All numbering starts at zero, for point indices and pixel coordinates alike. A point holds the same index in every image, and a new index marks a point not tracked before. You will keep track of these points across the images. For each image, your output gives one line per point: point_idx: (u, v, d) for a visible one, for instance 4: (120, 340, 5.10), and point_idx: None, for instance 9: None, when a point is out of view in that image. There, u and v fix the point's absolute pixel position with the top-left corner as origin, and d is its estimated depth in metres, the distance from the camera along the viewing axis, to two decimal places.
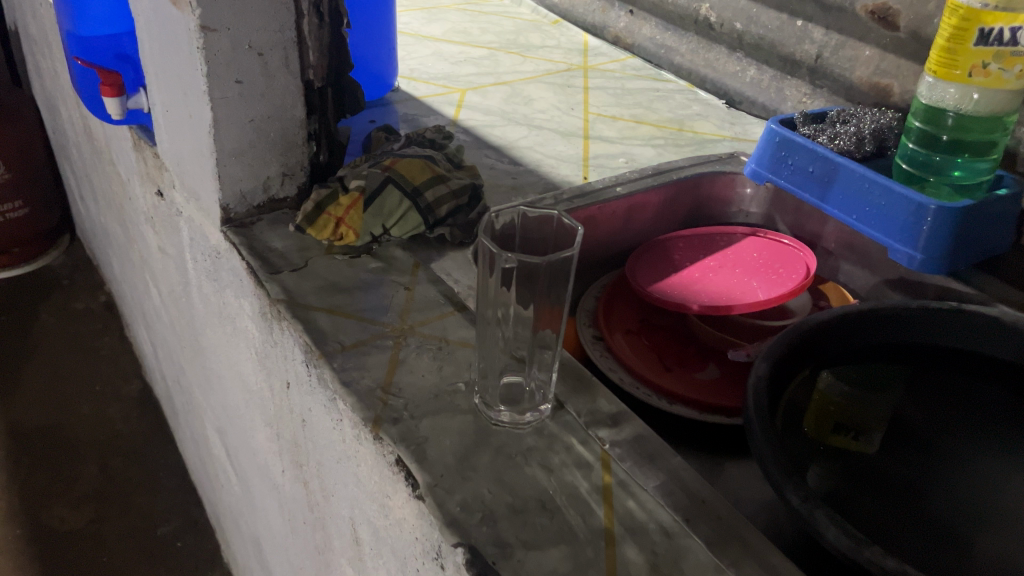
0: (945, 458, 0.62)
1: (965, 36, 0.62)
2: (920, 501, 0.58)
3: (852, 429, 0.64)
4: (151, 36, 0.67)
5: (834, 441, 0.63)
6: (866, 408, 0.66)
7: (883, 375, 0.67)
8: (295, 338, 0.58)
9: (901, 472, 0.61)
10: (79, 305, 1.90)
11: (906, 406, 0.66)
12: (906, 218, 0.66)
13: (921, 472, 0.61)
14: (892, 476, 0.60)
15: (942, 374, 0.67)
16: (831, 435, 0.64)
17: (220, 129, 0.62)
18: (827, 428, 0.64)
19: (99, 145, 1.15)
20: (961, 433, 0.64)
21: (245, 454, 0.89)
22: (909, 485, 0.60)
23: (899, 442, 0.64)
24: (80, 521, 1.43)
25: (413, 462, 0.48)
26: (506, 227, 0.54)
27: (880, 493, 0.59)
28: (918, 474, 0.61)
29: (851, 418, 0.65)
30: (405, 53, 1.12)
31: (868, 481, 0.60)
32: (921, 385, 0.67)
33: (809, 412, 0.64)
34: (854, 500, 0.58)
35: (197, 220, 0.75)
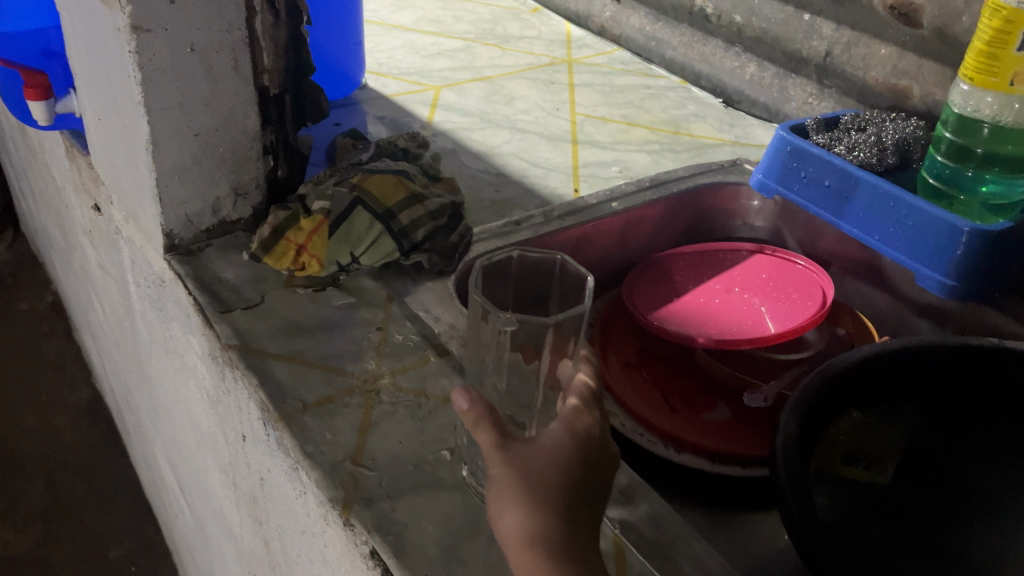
0: (959, 484, 0.58)
1: (1008, 39, 0.55)
2: (939, 541, 0.55)
3: (865, 459, 0.58)
4: (77, 32, 0.58)
5: (847, 473, 0.57)
6: (882, 433, 0.59)
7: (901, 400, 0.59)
8: (250, 393, 0.50)
9: (916, 504, 0.57)
10: (23, 307, 1.78)
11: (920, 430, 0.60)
12: (937, 240, 0.59)
13: (936, 505, 0.57)
14: (908, 512, 0.57)
15: (971, 400, 0.60)
16: (844, 468, 0.57)
17: (158, 145, 0.53)
18: (840, 460, 0.56)
19: (31, 144, 1.04)
20: (977, 453, 0.59)
21: (199, 494, 0.81)
22: (926, 523, 0.56)
23: (911, 470, 0.59)
24: (24, 544, 1.33)
25: (391, 557, 0.40)
26: (500, 271, 0.47)
27: (897, 534, 0.55)
28: (933, 507, 0.57)
29: (865, 447, 0.58)
30: (373, 44, 1.02)
31: (884, 521, 0.55)
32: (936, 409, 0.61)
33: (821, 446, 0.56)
34: (869, 544, 0.54)
35: (138, 242, 0.66)
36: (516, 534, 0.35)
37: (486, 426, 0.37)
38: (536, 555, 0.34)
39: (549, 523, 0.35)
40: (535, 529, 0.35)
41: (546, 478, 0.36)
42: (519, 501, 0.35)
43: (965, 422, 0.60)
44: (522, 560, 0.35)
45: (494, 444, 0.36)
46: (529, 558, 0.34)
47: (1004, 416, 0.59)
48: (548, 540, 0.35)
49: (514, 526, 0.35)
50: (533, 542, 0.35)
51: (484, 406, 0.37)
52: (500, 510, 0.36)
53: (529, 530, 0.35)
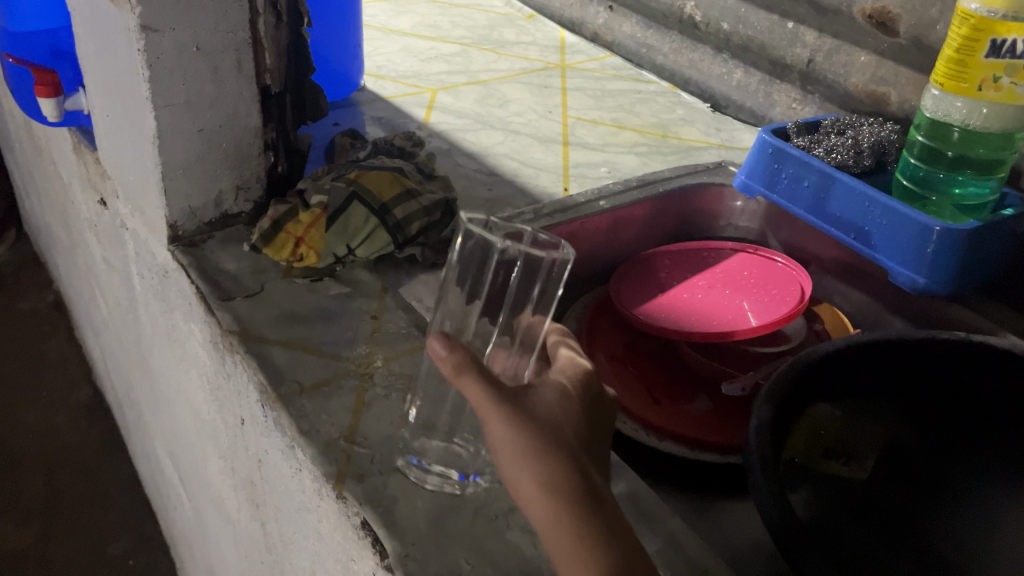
0: (939, 485, 0.60)
1: (976, 46, 0.58)
2: (917, 532, 0.57)
3: (842, 454, 0.61)
4: (87, 32, 0.60)
5: (825, 467, 0.60)
6: (859, 431, 0.62)
7: (876, 400, 0.63)
8: (249, 376, 0.52)
9: (894, 500, 0.59)
10: (25, 305, 1.81)
11: (899, 430, 0.63)
12: (910, 240, 0.62)
13: (915, 503, 0.59)
14: (888, 506, 0.58)
15: (947, 401, 0.63)
16: (822, 462, 0.60)
17: (164, 141, 0.56)
18: (818, 454, 0.60)
19: (38, 143, 1.07)
20: (957, 458, 0.61)
21: (198, 483, 0.83)
22: (904, 517, 0.58)
23: (891, 469, 0.61)
24: (24, 538, 1.35)
25: (382, 527, 0.42)
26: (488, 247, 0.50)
27: (874, 526, 0.57)
28: (912, 504, 0.58)
29: (841, 443, 0.61)
30: (372, 48, 1.05)
31: (864, 512, 0.58)
32: (915, 411, 0.64)
33: (799, 439, 0.60)
34: (849, 533, 0.56)
35: (142, 234, 0.68)
36: (535, 487, 0.35)
37: (473, 377, 0.38)
38: (560, 504, 0.35)
39: (564, 471, 0.36)
40: (552, 477, 0.35)
41: (548, 429, 0.37)
42: (531, 452, 0.36)
43: (944, 426, 0.63)
44: (547, 513, 0.35)
45: (490, 399, 0.38)
46: (553, 508, 0.35)
47: (980, 419, 0.62)
48: (568, 486, 0.35)
49: (530, 480, 0.36)
50: (554, 490, 0.35)
51: (465, 354, 0.39)
52: (515, 467, 0.36)
53: (546, 480, 0.35)
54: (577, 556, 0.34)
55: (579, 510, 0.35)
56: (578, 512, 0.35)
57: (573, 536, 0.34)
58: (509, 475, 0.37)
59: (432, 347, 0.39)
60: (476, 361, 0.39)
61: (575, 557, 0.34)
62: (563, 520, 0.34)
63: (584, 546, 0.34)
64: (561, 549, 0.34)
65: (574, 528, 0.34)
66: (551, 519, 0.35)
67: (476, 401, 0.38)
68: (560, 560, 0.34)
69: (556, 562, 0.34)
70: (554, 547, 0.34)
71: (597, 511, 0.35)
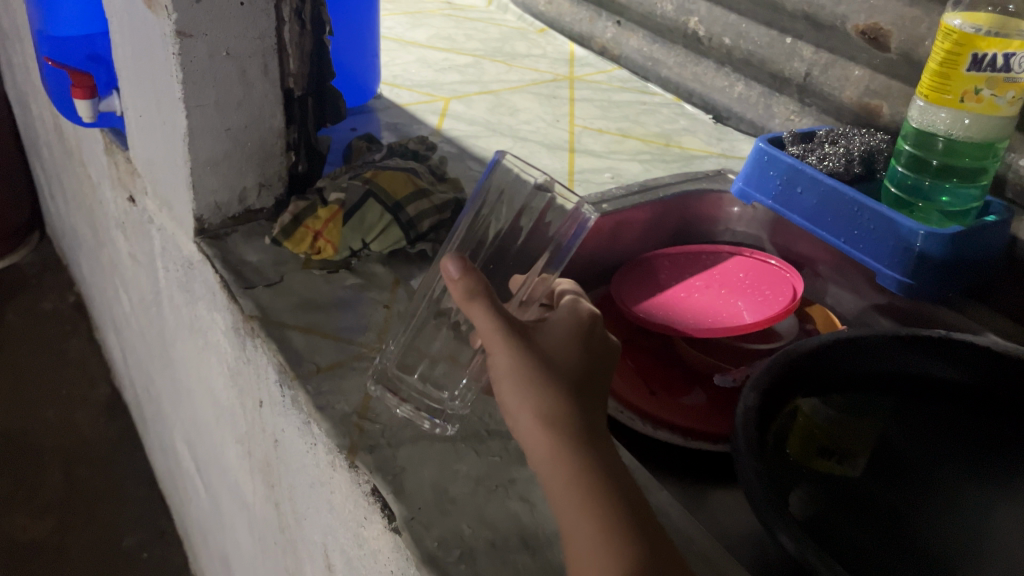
0: (932, 485, 0.61)
1: (958, 60, 0.61)
2: (909, 524, 0.58)
3: (836, 452, 0.62)
4: (125, 37, 0.64)
5: (820, 465, 0.61)
6: (853, 431, 0.64)
7: (868, 401, 0.65)
8: (269, 357, 0.56)
9: (888, 497, 0.60)
10: (47, 305, 1.86)
11: (891, 431, 0.64)
12: (896, 243, 0.65)
13: (909, 501, 0.59)
14: (880, 502, 0.59)
15: (938, 404, 0.66)
16: (816, 460, 0.62)
17: (195, 139, 0.60)
18: (813, 452, 0.62)
19: (68, 145, 1.12)
20: (950, 460, 0.63)
21: (215, 470, 0.87)
22: (897, 514, 0.58)
23: (885, 467, 0.62)
24: (42, 530, 1.39)
25: (390, 493, 0.46)
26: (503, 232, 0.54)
27: (867, 520, 0.58)
28: (906, 502, 0.59)
29: (835, 442, 0.63)
30: (388, 58, 1.10)
31: (857, 506, 0.59)
32: (906, 413, 0.65)
33: (794, 436, 0.62)
34: (843, 527, 0.57)
35: (170, 228, 0.72)
36: (534, 418, 0.41)
37: (481, 306, 0.42)
38: (554, 435, 0.40)
39: (560, 404, 0.41)
40: (548, 410, 0.40)
41: (548, 363, 0.42)
42: (531, 384, 0.41)
43: (936, 428, 0.64)
44: (543, 441, 0.40)
45: (496, 330, 0.42)
46: (549, 438, 0.40)
47: (967, 419, 0.65)
48: (562, 419, 0.40)
49: (529, 410, 0.41)
50: (551, 422, 0.40)
51: (476, 280, 0.42)
52: (517, 397, 0.42)
53: (543, 411, 0.40)
54: (567, 480, 0.39)
55: (571, 442, 0.40)
56: (569, 443, 0.40)
57: (564, 464, 0.39)
58: (513, 404, 0.42)
59: (448, 271, 0.42)
60: (486, 287, 0.42)
61: (565, 481, 0.39)
62: (557, 449, 0.40)
63: (574, 472, 0.39)
64: (552, 474, 0.39)
65: (565, 458, 0.39)
66: (547, 448, 0.40)
67: (484, 327, 0.43)
68: (552, 482, 0.39)
69: (547, 482, 0.40)
70: (547, 470, 0.40)
71: (585, 442, 0.40)
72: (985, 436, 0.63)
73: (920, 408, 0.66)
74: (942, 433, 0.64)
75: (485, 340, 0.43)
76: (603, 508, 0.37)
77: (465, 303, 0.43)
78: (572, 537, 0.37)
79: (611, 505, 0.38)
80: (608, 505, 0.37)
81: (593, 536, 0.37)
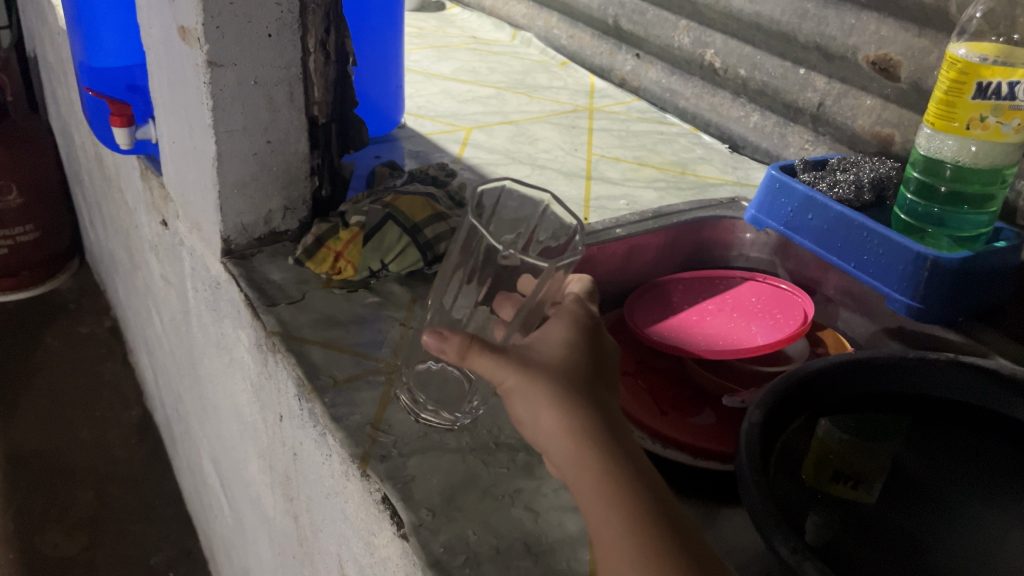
0: (948, 508, 0.59)
1: (963, 89, 0.63)
2: (925, 547, 0.56)
3: (852, 477, 0.61)
4: (161, 69, 0.68)
5: (836, 490, 0.60)
6: (869, 457, 0.63)
7: (882, 424, 0.64)
8: (288, 371, 0.58)
9: (904, 522, 0.58)
10: (84, 330, 1.91)
11: (907, 457, 0.63)
12: (905, 268, 0.66)
13: (926, 525, 0.58)
14: (895, 526, 0.57)
15: (955, 429, 0.64)
16: (830, 484, 0.60)
17: (223, 162, 0.63)
18: (826, 476, 0.60)
19: (107, 173, 1.16)
20: (965, 486, 0.61)
21: (238, 486, 0.89)
22: (912, 537, 0.57)
23: (901, 490, 0.61)
24: (74, 547, 1.42)
25: (399, 500, 0.47)
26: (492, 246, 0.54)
27: (886, 548, 0.55)
28: (924, 526, 0.57)
29: (851, 467, 0.61)
30: (414, 90, 1.13)
31: (872, 529, 0.57)
32: (923, 439, 0.64)
33: (809, 461, 0.61)
34: (860, 552, 0.55)
35: (199, 250, 0.75)
36: (556, 426, 0.40)
37: (478, 348, 0.43)
38: (577, 440, 0.40)
39: (577, 413, 0.41)
40: (567, 418, 0.40)
41: (561, 376, 0.42)
42: (545, 398, 0.41)
43: (952, 454, 0.63)
44: (567, 448, 0.40)
45: (501, 360, 0.43)
46: (573, 443, 0.40)
47: (988, 443, 0.63)
48: (581, 424, 0.40)
49: (549, 420, 0.41)
50: (571, 429, 0.40)
51: (462, 339, 0.43)
52: (534, 411, 0.41)
53: (562, 420, 0.40)
54: (595, 482, 0.39)
55: (594, 444, 0.40)
56: (591, 445, 0.40)
57: (589, 466, 0.39)
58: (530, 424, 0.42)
59: (432, 343, 0.44)
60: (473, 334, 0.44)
61: (592, 484, 0.39)
62: (581, 455, 0.40)
63: (600, 474, 0.39)
64: (579, 477, 0.39)
65: (590, 461, 0.39)
66: (572, 455, 0.40)
67: (487, 368, 0.43)
68: (579, 486, 0.39)
69: (575, 487, 0.40)
70: (573, 475, 0.40)
71: (606, 442, 0.40)
72: (1005, 461, 0.62)
73: (936, 434, 0.64)
74: (960, 459, 0.63)
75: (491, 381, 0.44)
76: (632, 504, 0.38)
77: (464, 358, 0.43)
78: (603, 537, 0.38)
79: (639, 501, 0.38)
80: (636, 500, 0.38)
81: (626, 531, 0.37)
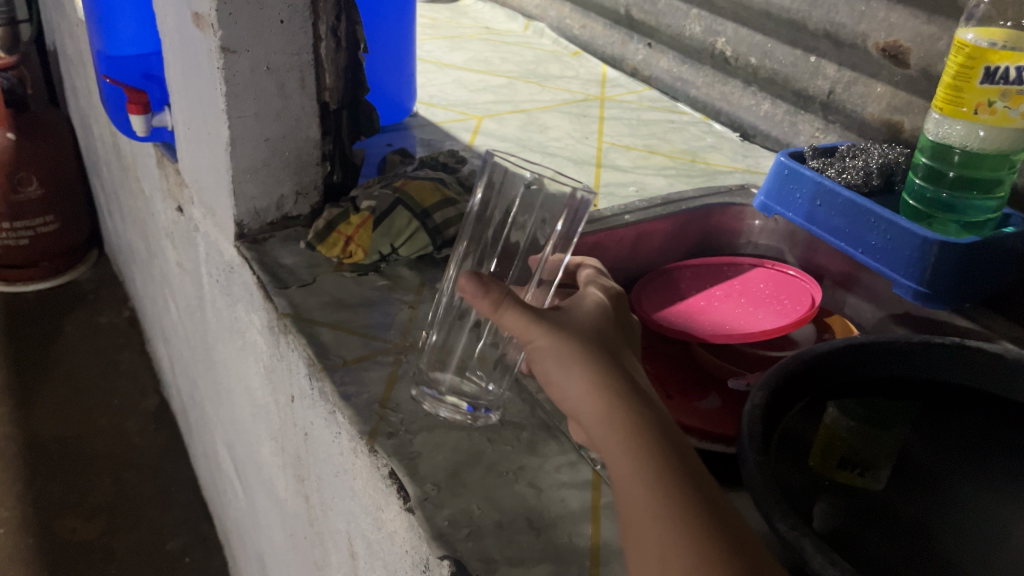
0: (952, 496, 0.59)
1: (971, 74, 0.63)
2: (932, 534, 0.56)
3: (858, 464, 0.61)
4: (175, 56, 0.69)
5: (843, 477, 0.60)
6: (876, 442, 0.63)
7: (889, 410, 0.64)
8: (299, 351, 0.59)
9: (912, 509, 0.58)
10: (102, 319, 1.94)
11: (914, 442, 0.63)
12: (912, 252, 0.66)
13: (933, 512, 0.58)
14: (902, 512, 0.57)
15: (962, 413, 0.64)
16: (837, 471, 0.61)
17: (236, 147, 0.64)
18: (833, 463, 0.61)
19: (125, 162, 1.18)
20: (973, 472, 0.61)
21: (251, 469, 0.90)
22: (919, 524, 0.57)
23: (908, 475, 0.61)
24: (91, 532, 1.44)
25: (405, 476, 0.48)
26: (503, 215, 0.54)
27: (890, 533, 0.56)
28: (929, 514, 0.57)
29: (857, 454, 0.62)
30: (426, 80, 1.14)
31: (879, 517, 0.57)
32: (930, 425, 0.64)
33: (816, 447, 0.61)
34: (867, 541, 0.55)
35: (213, 235, 0.77)
36: (584, 387, 0.40)
37: (512, 306, 0.42)
38: (605, 400, 0.39)
39: (606, 371, 0.40)
40: (596, 379, 0.40)
41: (590, 339, 0.42)
42: (576, 356, 0.41)
43: (959, 439, 0.63)
44: (595, 408, 0.39)
45: (532, 318, 0.42)
46: (602, 403, 0.39)
47: (997, 426, 0.63)
48: (609, 382, 0.40)
49: (578, 381, 0.40)
50: (600, 389, 0.39)
51: (499, 291, 0.43)
52: (564, 370, 0.41)
53: (591, 377, 0.40)
54: (622, 440, 0.38)
55: (622, 403, 0.39)
56: (620, 402, 0.39)
57: (617, 425, 0.38)
58: (560, 384, 0.41)
59: (466, 288, 0.43)
60: (509, 292, 0.43)
61: (619, 442, 0.38)
62: (609, 411, 0.39)
63: (627, 434, 0.38)
64: (606, 437, 0.39)
65: (618, 419, 0.39)
66: (601, 413, 0.39)
67: (517, 327, 0.42)
68: (606, 444, 0.39)
69: (603, 447, 0.39)
70: (601, 435, 0.39)
71: (633, 402, 0.39)
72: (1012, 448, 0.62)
73: (942, 420, 0.64)
74: (967, 445, 0.63)
75: (520, 341, 0.43)
76: (657, 458, 0.37)
77: (495, 313, 0.43)
78: (627, 493, 0.37)
79: (665, 460, 0.37)
80: (663, 455, 0.37)
81: (652, 485, 0.36)
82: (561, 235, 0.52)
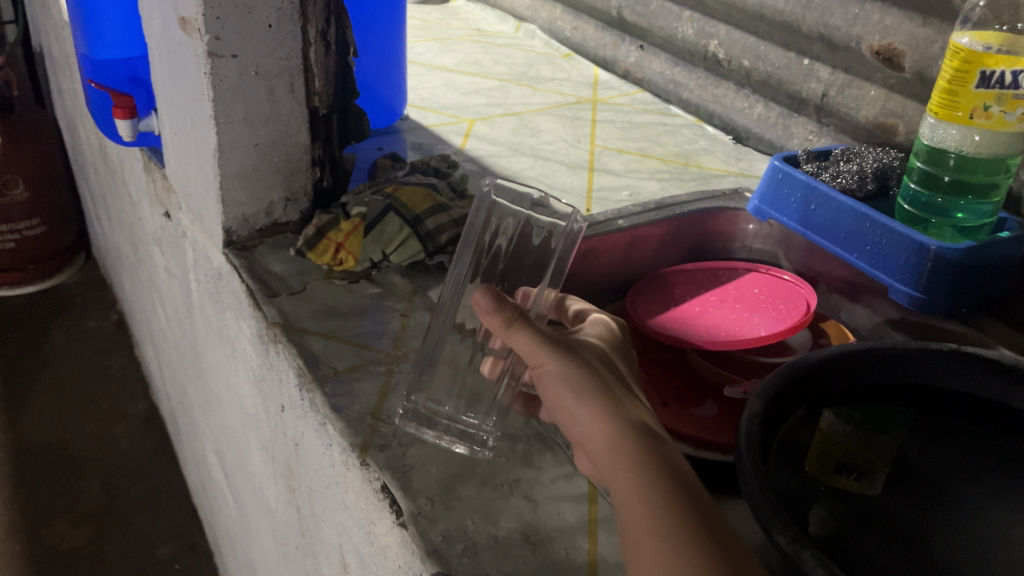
0: (947, 501, 0.58)
1: (967, 78, 0.62)
2: (929, 542, 0.55)
3: (854, 469, 0.61)
4: (162, 60, 0.68)
5: (839, 483, 0.60)
6: (872, 447, 0.62)
7: (885, 415, 0.63)
8: (289, 362, 0.58)
9: (908, 516, 0.57)
10: (90, 323, 1.93)
11: (910, 448, 0.62)
12: (908, 257, 0.65)
13: (929, 519, 0.57)
14: (898, 520, 0.57)
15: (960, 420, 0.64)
16: (834, 477, 0.60)
17: (224, 154, 0.63)
18: (830, 468, 0.60)
19: (112, 167, 1.17)
20: (968, 478, 0.60)
21: (242, 478, 0.89)
22: (916, 531, 0.56)
23: (903, 480, 0.60)
24: (80, 539, 1.42)
25: (399, 490, 0.47)
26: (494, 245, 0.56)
27: (887, 539, 0.55)
28: (927, 520, 0.57)
29: (853, 459, 0.61)
30: (417, 82, 1.13)
31: (875, 524, 0.56)
32: (927, 430, 0.63)
33: (813, 452, 0.60)
34: (864, 548, 0.54)
35: (201, 242, 0.75)
36: (595, 414, 0.39)
37: (523, 328, 0.42)
38: (615, 426, 0.38)
39: (616, 400, 0.39)
40: (607, 406, 0.39)
41: (599, 368, 0.41)
42: (585, 382, 0.40)
43: (955, 445, 0.62)
44: (605, 435, 0.38)
45: (543, 341, 0.41)
46: (611, 431, 0.38)
47: (994, 432, 0.62)
48: (618, 410, 0.39)
49: (588, 408, 0.39)
50: (611, 415, 0.39)
51: (511, 310, 0.42)
52: (573, 396, 0.40)
53: (599, 404, 0.39)
54: (628, 468, 0.37)
55: (631, 431, 0.38)
56: (629, 430, 0.38)
57: (624, 451, 0.37)
58: (568, 411, 0.40)
59: (480, 303, 0.42)
60: (521, 312, 0.43)
61: (627, 471, 0.37)
62: (617, 438, 0.38)
63: (634, 461, 0.37)
64: (613, 465, 0.38)
65: (625, 447, 0.38)
66: (609, 441, 0.38)
67: (527, 349, 0.42)
68: (612, 472, 0.38)
69: (609, 475, 0.38)
70: (607, 464, 0.38)
71: (640, 432, 0.38)
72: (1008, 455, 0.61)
73: (940, 425, 0.64)
74: (964, 452, 0.62)
75: (529, 365, 0.42)
76: (663, 486, 0.36)
77: (505, 333, 0.42)
78: (630, 522, 0.36)
79: (672, 490, 0.36)
80: (669, 484, 0.36)
81: (655, 514, 0.35)
82: (555, 266, 0.54)
